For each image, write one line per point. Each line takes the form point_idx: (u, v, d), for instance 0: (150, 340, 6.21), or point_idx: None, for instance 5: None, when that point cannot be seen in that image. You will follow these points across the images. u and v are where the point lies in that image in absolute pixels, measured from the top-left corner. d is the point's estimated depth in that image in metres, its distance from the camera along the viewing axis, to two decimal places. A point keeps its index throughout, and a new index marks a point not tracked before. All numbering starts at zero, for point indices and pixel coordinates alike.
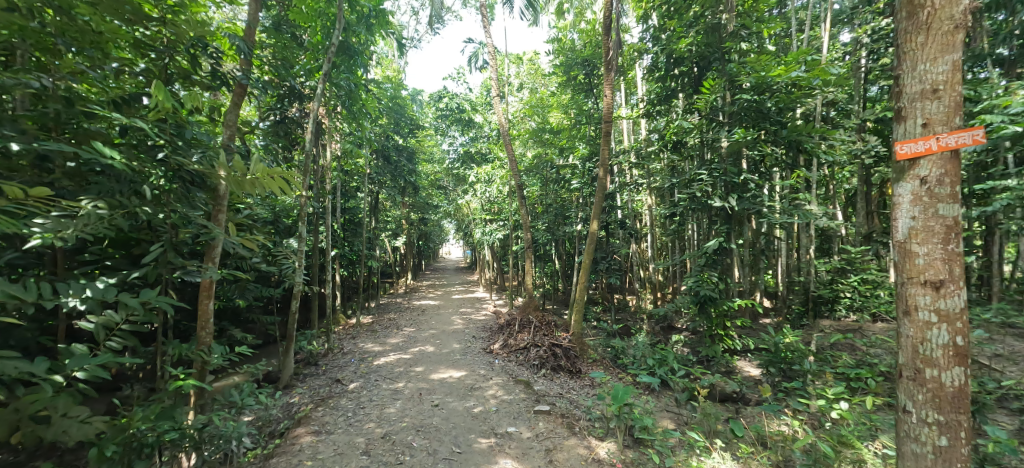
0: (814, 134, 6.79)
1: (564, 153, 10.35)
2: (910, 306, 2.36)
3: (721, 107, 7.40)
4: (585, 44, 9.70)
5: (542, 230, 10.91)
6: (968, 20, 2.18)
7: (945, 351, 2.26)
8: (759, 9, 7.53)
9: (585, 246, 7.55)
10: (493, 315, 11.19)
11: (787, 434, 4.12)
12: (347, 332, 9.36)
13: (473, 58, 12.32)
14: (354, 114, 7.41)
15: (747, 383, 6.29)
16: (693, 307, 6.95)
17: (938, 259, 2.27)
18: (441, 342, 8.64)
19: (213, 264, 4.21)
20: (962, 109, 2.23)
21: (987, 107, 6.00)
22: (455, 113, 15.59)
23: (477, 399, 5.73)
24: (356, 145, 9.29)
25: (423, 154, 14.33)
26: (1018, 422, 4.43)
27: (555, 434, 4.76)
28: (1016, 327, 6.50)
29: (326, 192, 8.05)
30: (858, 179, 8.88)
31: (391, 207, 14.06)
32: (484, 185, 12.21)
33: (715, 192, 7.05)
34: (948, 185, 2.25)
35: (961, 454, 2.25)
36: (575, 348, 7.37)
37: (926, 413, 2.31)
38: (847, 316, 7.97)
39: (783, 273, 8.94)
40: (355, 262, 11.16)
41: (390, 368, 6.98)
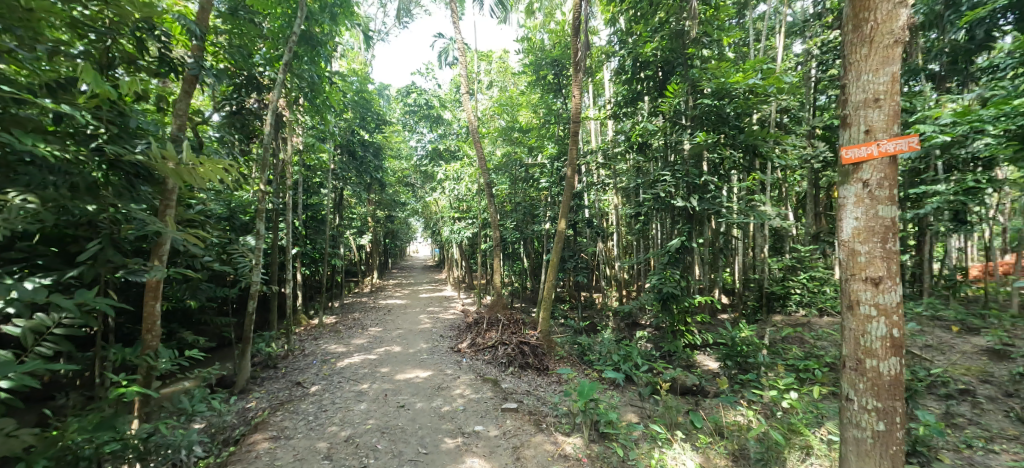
0: (769, 139, 7.16)
1: (533, 152, 10.41)
2: (853, 301, 2.52)
3: (684, 111, 7.65)
4: (554, 44, 9.81)
5: (511, 229, 10.94)
6: (907, 35, 2.34)
7: (884, 343, 2.43)
8: (720, 18, 7.86)
9: (553, 245, 7.62)
10: (461, 314, 11.12)
11: (742, 424, 4.33)
12: (309, 333, 9.03)
13: (443, 54, 12.19)
14: (318, 107, 7.15)
15: (706, 376, 6.56)
16: (656, 304, 7.17)
17: (878, 257, 2.44)
18: (407, 342, 8.50)
19: (160, 263, 3.95)
20: (899, 118, 2.40)
21: (921, 118, 6.54)
22: (424, 110, 15.37)
23: (444, 399, 5.68)
24: (320, 139, 8.96)
25: (390, 150, 14.02)
26: (943, 406, 4.86)
27: (522, 431, 4.79)
28: (943, 320, 7.11)
29: (288, 188, 7.73)
30: (808, 182, 9.45)
31: (356, 204, 13.68)
32: (453, 183, 12.10)
33: (678, 193, 7.31)
34: (887, 188, 2.42)
35: (897, 438, 2.43)
36: (542, 345, 7.43)
37: (866, 401, 2.48)
38: (797, 311, 8.46)
39: (740, 271, 9.38)
40: (317, 260, 10.78)
41: (354, 369, 6.78)
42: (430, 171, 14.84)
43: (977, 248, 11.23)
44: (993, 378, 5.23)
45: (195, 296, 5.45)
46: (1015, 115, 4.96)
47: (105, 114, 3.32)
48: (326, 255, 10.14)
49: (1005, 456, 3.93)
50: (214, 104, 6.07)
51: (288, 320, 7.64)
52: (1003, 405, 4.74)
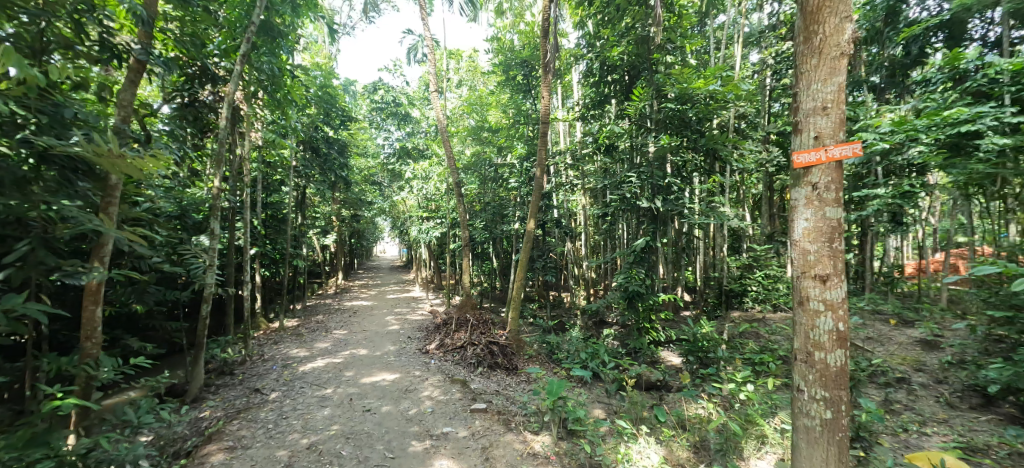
0: (728, 144, 7.50)
1: (503, 152, 10.38)
2: (804, 297, 2.67)
3: (649, 114, 7.86)
4: (524, 45, 9.89)
5: (480, 229, 10.88)
6: (852, 48, 2.50)
7: (830, 336, 2.59)
8: (683, 26, 8.14)
9: (522, 245, 7.64)
10: (429, 315, 10.99)
11: (703, 416, 4.51)
12: (269, 337, 8.64)
13: (412, 51, 11.99)
14: (278, 101, 6.84)
15: (670, 371, 6.77)
16: (622, 302, 7.35)
17: (825, 256, 2.59)
18: (374, 344, 8.29)
19: (102, 265, 3.68)
20: (845, 125, 2.56)
21: (864, 126, 7.03)
22: (391, 107, 15.08)
23: (412, 401, 5.58)
24: (280, 134, 8.59)
25: (356, 147, 13.67)
26: (883, 394, 5.24)
27: (491, 432, 4.78)
28: (882, 314, 7.67)
29: (245, 185, 7.37)
30: (763, 185, 9.94)
31: (319, 202, 13.23)
32: (421, 182, 11.92)
33: (643, 194, 7.51)
34: (834, 191, 2.58)
35: (842, 424, 2.60)
36: (511, 345, 7.44)
37: (815, 391, 2.63)
38: (753, 307, 8.88)
39: (701, 269, 9.76)
40: (278, 261, 10.35)
41: (317, 374, 6.55)
42: (397, 170, 14.54)
43: (912, 247, 12.17)
44: (925, 367, 5.69)
45: (141, 300, 5.11)
46: (945, 125, 5.52)
47: (34, 103, 3.02)
48: (287, 256, 9.74)
49: (935, 438, 4.28)
50: (164, 95, 5.70)
51: (245, 324, 7.28)
52: (933, 391, 5.17)
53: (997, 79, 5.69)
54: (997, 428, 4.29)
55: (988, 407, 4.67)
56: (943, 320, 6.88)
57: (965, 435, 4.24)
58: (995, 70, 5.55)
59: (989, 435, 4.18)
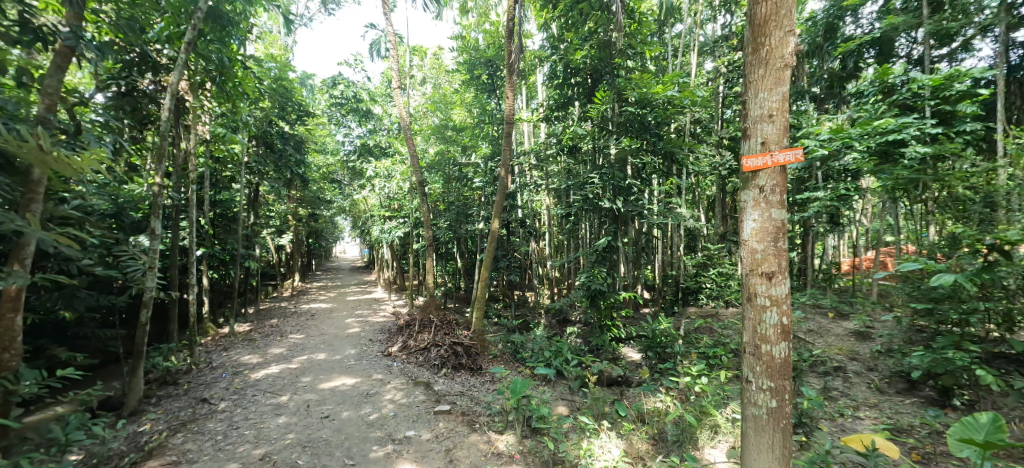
0: (684, 147, 7.85)
1: (467, 152, 10.28)
2: (752, 293, 2.83)
3: (610, 117, 8.05)
4: (488, 44, 9.95)
5: (444, 228, 10.73)
6: (794, 60, 2.67)
7: (776, 329, 2.75)
8: (643, 32, 8.40)
9: (487, 244, 7.62)
10: (391, 316, 10.74)
11: (661, 409, 4.68)
12: (218, 343, 8.15)
13: (374, 46, 11.69)
14: (228, 93, 6.46)
15: (630, 366, 6.98)
16: (585, 300, 7.51)
17: (771, 254, 2.76)
18: (333, 348, 8.02)
19: (22, 268, 3.32)
20: (788, 132, 2.74)
21: (806, 133, 7.54)
22: (351, 103, 14.59)
23: (373, 406, 5.43)
24: (231, 128, 8.12)
25: (314, 143, 13.16)
26: (822, 382, 5.65)
27: (455, 433, 4.74)
28: (821, 308, 8.25)
29: (191, 182, 6.91)
30: (716, 187, 10.45)
31: (274, 200, 12.61)
32: (383, 181, 11.61)
33: (605, 195, 7.69)
34: (778, 193, 2.75)
35: (786, 412, 2.78)
36: (476, 345, 7.41)
37: (762, 382, 2.80)
38: (708, 303, 9.31)
39: (659, 268, 10.13)
40: (228, 263, 9.78)
41: (271, 381, 6.25)
42: (358, 168, 14.09)
43: (848, 246, 13.19)
44: (858, 356, 6.18)
45: (70, 307, 4.78)
46: (875, 134, 6.14)
47: None
48: (238, 256, 9.22)
49: (867, 421, 4.67)
50: (97, 82, 5.25)
51: (191, 330, 6.82)
52: (865, 378, 5.63)
53: (918, 94, 6.30)
54: (919, 410, 4.74)
55: (911, 391, 5.14)
56: (873, 312, 7.51)
57: (892, 417, 4.64)
58: (917, 85, 6.16)
59: (912, 416, 4.60)
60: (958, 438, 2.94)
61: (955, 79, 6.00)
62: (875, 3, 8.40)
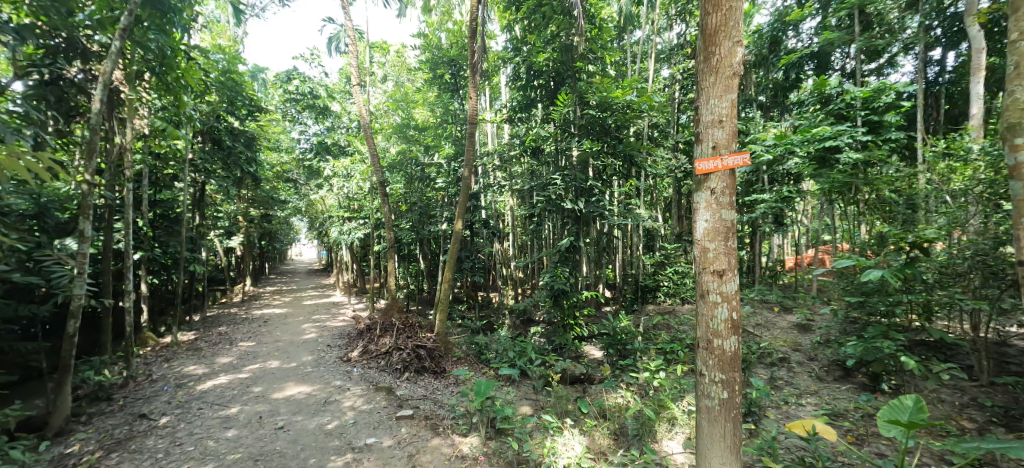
0: (642, 150, 8.11)
1: (430, 151, 10.10)
2: (705, 291, 2.97)
3: (573, 119, 8.19)
4: (451, 44, 9.91)
5: (407, 229, 10.49)
6: (741, 69, 2.82)
7: (726, 324, 2.89)
8: (603, 38, 8.62)
9: (450, 245, 7.52)
10: (351, 321, 10.40)
11: (622, 404, 4.81)
12: (158, 354, 7.56)
13: (332, 41, 11.30)
14: (170, 85, 6.04)
15: (592, 364, 7.14)
16: (548, 300, 7.61)
17: (722, 253, 2.89)
18: (288, 355, 7.65)
19: None
20: (736, 137, 2.89)
21: (754, 138, 8.01)
22: (308, 99, 14.00)
23: (332, 414, 5.24)
24: (173, 123, 7.58)
25: (268, 140, 12.53)
26: (769, 372, 6.01)
27: (418, 438, 4.66)
28: (767, 303, 8.79)
29: (126, 179, 6.39)
30: (673, 189, 10.87)
31: (222, 200, 11.88)
32: (342, 180, 11.21)
33: (567, 196, 7.82)
34: (728, 195, 2.89)
35: (736, 402, 2.92)
36: (439, 348, 7.30)
37: (714, 375, 2.93)
38: (665, 301, 9.66)
39: (620, 267, 10.41)
40: (170, 267, 9.12)
41: (219, 392, 5.88)
42: (315, 167, 13.54)
43: (791, 244, 14.13)
44: (800, 347, 6.63)
45: None
46: (813, 140, 6.62)
47: None
48: (182, 260, 8.61)
49: (808, 407, 5.03)
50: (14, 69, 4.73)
51: (127, 341, 6.29)
52: (807, 367, 6.03)
53: (851, 104, 6.82)
54: (853, 395, 5.14)
55: (847, 378, 5.57)
56: (813, 306, 8.08)
57: (830, 403, 5.01)
58: (850, 97, 6.69)
59: (847, 401, 4.99)
60: (887, 420, 3.21)
61: (882, 91, 6.61)
62: (814, 19, 9.07)
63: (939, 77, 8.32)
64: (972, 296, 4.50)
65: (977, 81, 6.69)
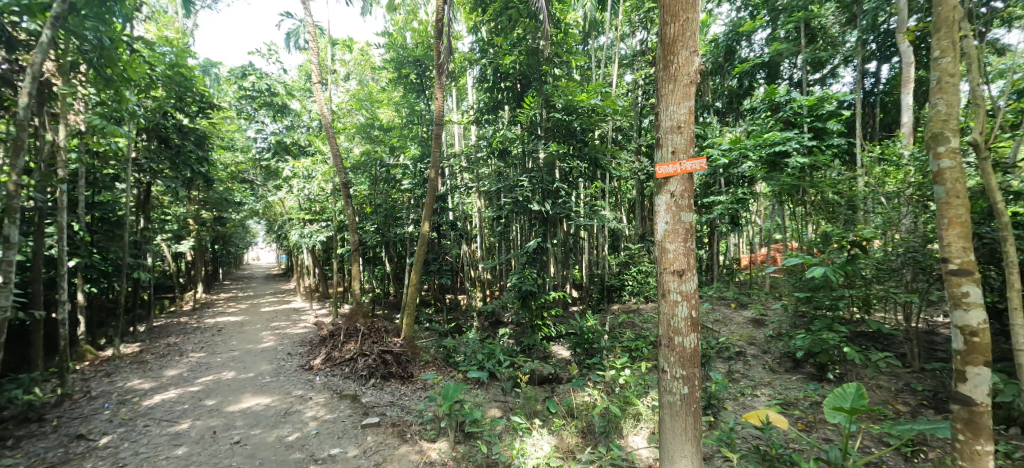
0: (606, 153, 8.33)
1: (395, 152, 9.93)
2: (666, 290, 3.07)
3: (539, 122, 8.32)
4: (417, 43, 9.84)
5: (371, 232, 10.22)
6: (698, 78, 2.94)
7: (686, 322, 3.00)
8: (568, 42, 8.76)
9: (417, 248, 7.39)
10: (313, 327, 10.03)
11: (589, 402, 4.90)
12: (97, 368, 7.00)
13: (292, 36, 10.90)
14: (112, 81, 5.63)
15: (560, 363, 7.22)
16: (516, 301, 7.64)
17: (681, 253, 3.01)
18: (244, 365, 7.29)
19: None
20: (693, 143, 3.01)
21: (711, 143, 8.39)
22: (264, 96, 12.96)
23: (293, 425, 5.03)
24: (114, 119, 7.06)
25: (222, 139, 11.81)
26: (727, 366, 6.30)
27: (385, 446, 4.56)
28: (724, 300, 9.20)
29: (60, 180, 5.89)
30: (636, 191, 11.20)
31: (170, 202, 11.16)
32: (303, 181, 10.77)
33: (534, 197, 7.90)
34: (687, 198, 3.01)
35: (696, 397, 3.03)
36: (407, 352, 7.17)
37: (675, 371, 3.03)
38: (630, 299, 9.91)
39: (586, 267, 10.60)
40: (111, 275, 8.45)
41: (167, 407, 5.51)
42: (273, 168, 12.84)
43: (745, 243, 14.88)
44: (754, 340, 6.99)
45: None
46: (764, 145, 7.01)
47: None
48: (124, 266, 8.01)
49: (762, 397, 5.31)
50: None
51: (61, 355, 5.78)
52: (761, 360, 6.36)
53: (798, 112, 7.31)
54: (803, 385, 5.47)
55: (796, 368, 5.92)
56: (765, 302, 8.54)
57: (782, 393, 5.31)
58: (797, 105, 7.16)
59: (797, 391, 5.31)
60: (832, 407, 3.44)
61: (825, 100, 7.10)
62: (765, 31, 9.63)
63: (875, 88, 9.03)
64: (904, 289, 4.89)
65: (907, 93, 7.29)
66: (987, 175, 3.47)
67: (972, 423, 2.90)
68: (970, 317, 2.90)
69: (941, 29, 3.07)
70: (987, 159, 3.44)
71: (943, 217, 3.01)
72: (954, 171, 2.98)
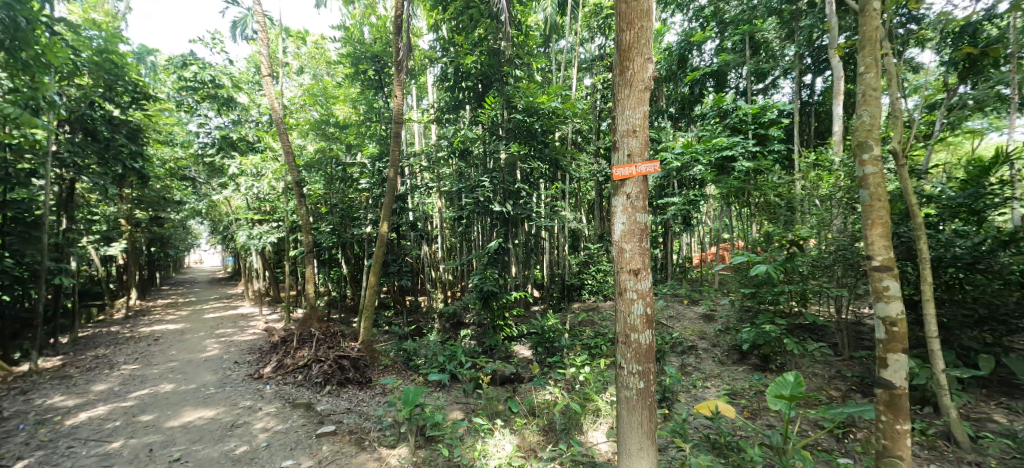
0: (566, 155, 8.53)
1: (352, 150, 9.64)
2: (622, 289, 3.16)
3: (500, 123, 8.38)
4: (374, 39, 9.62)
5: (326, 233, 9.82)
6: (652, 84, 3.06)
7: (641, 319, 3.11)
8: (530, 44, 8.82)
9: (375, 249, 7.17)
10: (263, 333, 9.51)
11: (550, 400, 4.97)
12: (11, 385, 6.28)
13: (238, 25, 10.30)
14: (27, 66, 5.08)
15: (521, 363, 7.27)
16: (478, 302, 7.61)
17: (636, 253, 3.11)
18: (186, 376, 6.80)
19: None
20: (647, 147, 3.12)
21: (665, 147, 8.78)
22: (208, 88, 12.04)
23: (240, 438, 4.75)
24: (30, 108, 6.36)
25: (159, 134, 10.93)
26: (680, 360, 6.59)
27: (342, 455, 4.41)
28: (677, 297, 9.62)
29: None
30: (595, 192, 11.47)
31: (98, 201, 10.22)
32: (252, 179, 10.20)
33: (495, 198, 7.94)
34: (641, 200, 3.12)
35: (651, 390, 3.14)
36: (365, 357, 6.95)
37: (632, 366, 3.13)
38: (589, 298, 10.15)
39: (547, 267, 10.74)
40: (26, 281, 7.60)
41: (95, 426, 5.03)
42: (216, 165, 12.20)
43: (696, 242, 15.70)
44: (705, 335, 7.36)
45: None
46: (713, 150, 7.42)
47: None
48: (43, 272, 7.24)
49: (712, 388, 5.61)
50: None
51: None
52: (711, 353, 6.71)
53: (743, 119, 7.78)
54: (748, 375, 5.82)
55: (743, 360, 6.29)
56: (715, 298, 9.01)
57: (729, 384, 5.64)
58: (743, 112, 7.63)
59: (744, 381, 5.65)
60: (774, 395, 3.67)
61: (767, 109, 7.61)
62: (713, 41, 10.21)
63: (811, 98, 9.77)
64: (835, 284, 5.32)
65: (837, 104, 7.93)
66: (904, 180, 3.81)
67: (892, 405, 3.19)
68: (890, 309, 3.19)
69: (866, 47, 3.34)
70: (904, 166, 3.79)
71: (867, 218, 3.28)
72: (876, 176, 3.26)
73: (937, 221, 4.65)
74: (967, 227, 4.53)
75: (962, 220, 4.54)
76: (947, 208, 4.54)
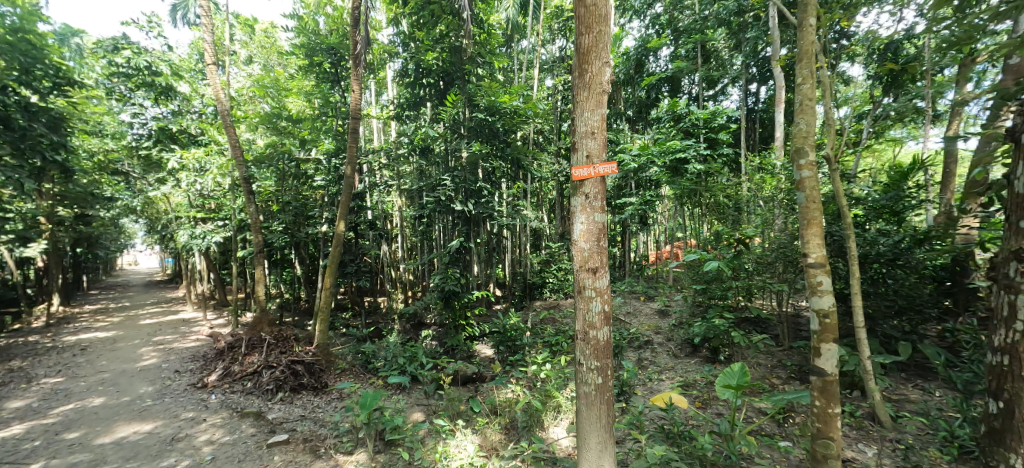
0: (528, 154, 8.60)
1: (306, 146, 9.23)
2: (581, 287, 3.23)
3: (462, 121, 8.32)
4: (330, 30, 9.25)
5: (278, 232, 9.35)
6: (609, 88, 3.14)
7: (599, 316, 3.19)
8: (492, 43, 8.77)
9: (331, 249, 6.89)
10: (208, 339, 8.93)
11: (512, 399, 5.00)
12: None
13: (178, 9, 9.58)
14: None
15: (483, 362, 7.24)
16: (438, 302, 7.52)
17: (594, 252, 3.19)
18: (118, 388, 6.26)
19: None
20: (606, 148, 3.20)
21: (623, 148, 9.05)
22: (144, 75, 11.15)
23: (181, 453, 4.43)
24: None
25: (86, 124, 10.01)
26: (637, 354, 6.82)
27: (295, 464, 4.22)
28: (634, 294, 9.94)
29: None
30: (556, 191, 11.62)
31: (12, 196, 9.20)
32: (195, 175, 9.55)
33: (457, 197, 7.87)
34: (599, 200, 3.19)
35: (609, 385, 3.23)
36: (320, 361, 6.69)
37: (590, 362, 3.20)
38: (551, 296, 10.28)
39: (509, 265, 10.77)
40: None
41: (9, 447, 4.52)
42: (154, 159, 11.00)
43: (652, 241, 16.31)
44: (660, 330, 7.66)
45: None
46: (668, 152, 7.73)
47: None
48: None
49: (666, 381, 5.85)
50: None
51: None
52: (666, 347, 6.99)
53: (695, 124, 8.16)
54: (700, 367, 6.11)
55: (695, 353, 6.59)
56: (670, 294, 9.40)
57: (683, 376, 5.90)
58: (695, 117, 8.02)
59: (695, 373, 5.93)
60: (722, 385, 3.89)
61: (717, 114, 8.03)
62: (668, 48, 10.65)
63: (756, 105, 10.39)
64: (777, 280, 5.68)
65: (779, 111, 8.49)
66: (836, 183, 4.12)
67: (825, 390, 3.45)
68: (823, 302, 3.44)
69: (804, 59, 3.59)
70: (836, 170, 4.10)
71: (804, 219, 3.52)
72: (812, 180, 3.51)
73: (864, 221, 5.09)
74: (889, 227, 4.97)
75: (884, 220, 4.98)
76: (872, 210, 5.00)
